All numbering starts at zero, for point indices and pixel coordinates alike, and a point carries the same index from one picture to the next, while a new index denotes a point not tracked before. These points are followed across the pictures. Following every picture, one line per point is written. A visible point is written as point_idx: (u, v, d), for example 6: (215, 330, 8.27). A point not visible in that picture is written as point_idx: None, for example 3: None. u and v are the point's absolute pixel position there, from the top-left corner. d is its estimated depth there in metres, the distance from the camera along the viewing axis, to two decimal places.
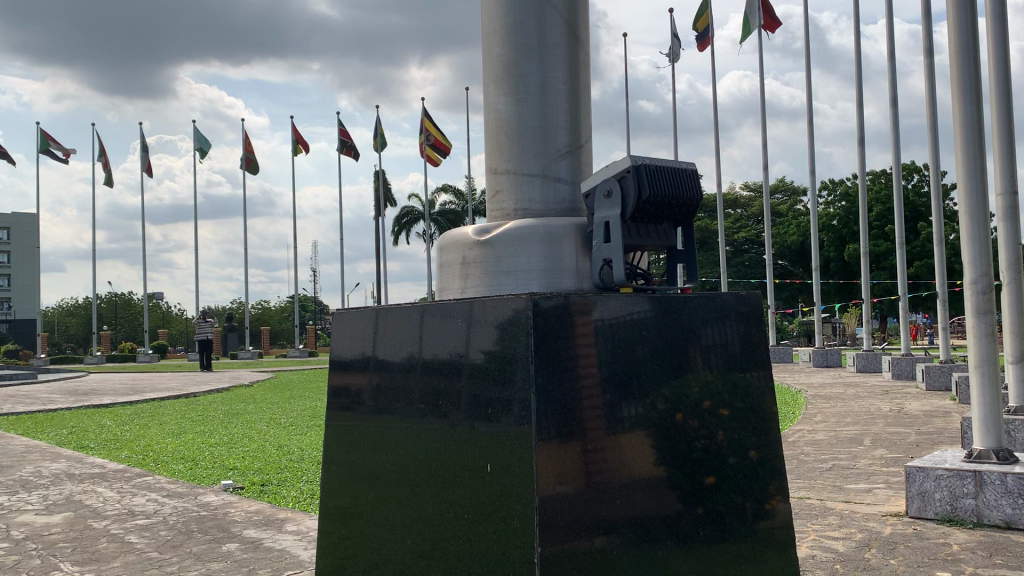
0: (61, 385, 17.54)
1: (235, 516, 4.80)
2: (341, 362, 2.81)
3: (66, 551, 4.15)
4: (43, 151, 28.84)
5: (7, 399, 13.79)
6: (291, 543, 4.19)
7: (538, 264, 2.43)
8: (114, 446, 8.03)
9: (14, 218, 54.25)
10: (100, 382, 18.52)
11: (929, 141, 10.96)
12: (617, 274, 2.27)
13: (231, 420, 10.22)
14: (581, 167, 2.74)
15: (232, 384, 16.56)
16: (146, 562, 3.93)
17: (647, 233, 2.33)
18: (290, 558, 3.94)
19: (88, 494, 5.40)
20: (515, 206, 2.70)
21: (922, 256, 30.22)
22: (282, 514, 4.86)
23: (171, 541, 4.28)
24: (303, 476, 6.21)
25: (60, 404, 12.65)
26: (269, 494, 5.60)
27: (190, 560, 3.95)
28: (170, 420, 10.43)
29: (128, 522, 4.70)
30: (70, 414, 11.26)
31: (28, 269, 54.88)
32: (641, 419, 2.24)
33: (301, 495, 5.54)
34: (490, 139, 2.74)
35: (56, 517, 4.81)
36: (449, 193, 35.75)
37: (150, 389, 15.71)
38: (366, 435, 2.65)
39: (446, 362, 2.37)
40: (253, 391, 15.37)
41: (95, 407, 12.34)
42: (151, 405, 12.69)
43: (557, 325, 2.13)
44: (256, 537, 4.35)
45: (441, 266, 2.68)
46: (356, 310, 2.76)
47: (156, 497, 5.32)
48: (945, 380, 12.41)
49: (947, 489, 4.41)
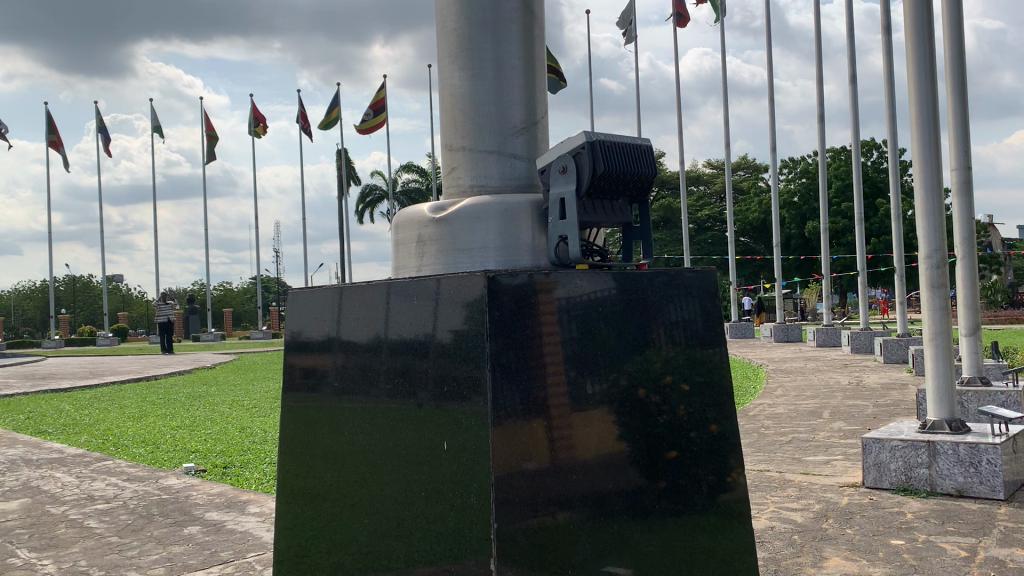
0: (18, 369, 17.22)
1: (197, 499, 4.76)
2: (300, 341, 2.79)
3: (22, 537, 4.08)
4: None
5: None
6: (254, 525, 4.17)
7: (494, 241, 2.42)
8: (73, 431, 7.92)
9: None
10: (59, 367, 18.17)
11: (886, 118, 11.11)
12: (573, 251, 2.26)
13: (193, 403, 10.10)
14: (537, 143, 2.73)
15: (194, 367, 16.42)
16: (106, 547, 3.89)
17: (602, 210, 2.33)
18: (254, 540, 3.92)
19: (46, 480, 5.32)
20: (471, 182, 2.68)
21: (880, 232, 30.83)
22: (245, 496, 4.84)
23: (132, 525, 4.24)
24: (267, 458, 6.16)
25: (17, 389, 12.44)
26: (232, 476, 5.57)
27: (152, 544, 3.91)
28: (130, 403, 10.28)
29: (87, 506, 4.64)
30: (27, 399, 11.08)
31: None
32: (604, 396, 2.25)
33: (264, 476, 5.52)
34: (446, 116, 2.72)
35: (13, 503, 4.74)
36: (412, 172, 35.66)
37: (110, 372, 15.55)
38: (327, 418, 2.62)
39: (411, 342, 2.35)
40: (217, 373, 15.27)
41: (54, 390, 12.19)
42: (111, 388, 12.49)
43: (518, 302, 2.13)
44: (219, 519, 4.32)
45: (398, 244, 2.65)
46: (318, 290, 2.73)
47: (116, 481, 5.26)
48: (901, 353, 12.67)
49: (902, 460, 4.50)
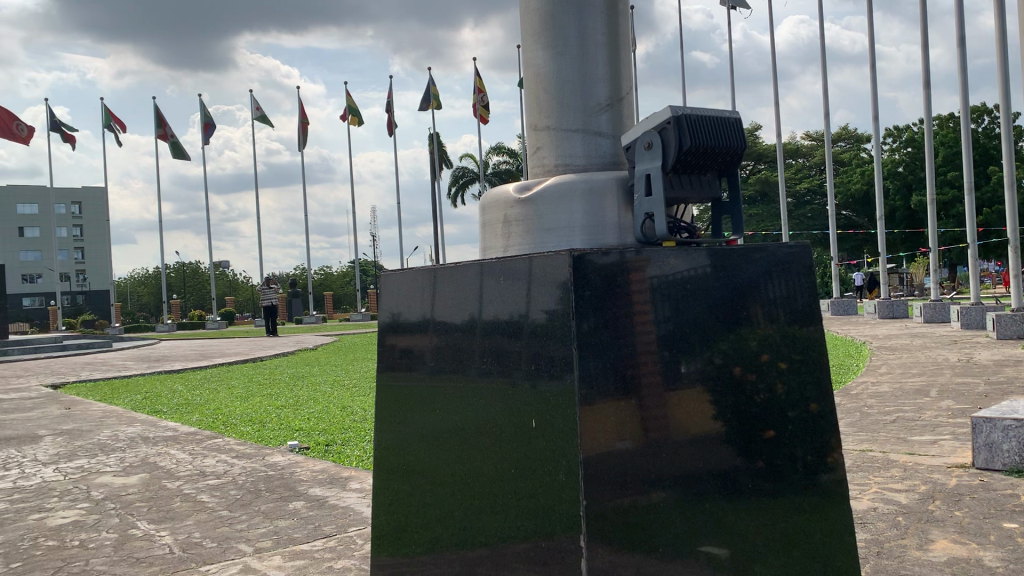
0: (137, 352, 18.18)
1: (301, 475, 4.95)
2: (397, 323, 2.86)
3: (141, 510, 4.33)
4: (107, 126, 29.60)
5: (86, 366, 14.45)
6: (355, 501, 4.31)
7: (580, 220, 2.41)
8: (186, 410, 8.33)
9: (85, 192, 55.83)
10: (174, 349, 19.08)
11: (999, 81, 10.51)
12: (660, 228, 2.23)
13: (296, 383, 10.47)
14: (623, 120, 2.69)
15: (298, 348, 16.99)
16: (217, 520, 4.09)
17: (690, 184, 2.29)
18: (355, 515, 4.06)
19: (162, 456, 5.63)
20: (556, 161, 2.68)
21: (993, 202, 29.33)
22: (346, 472, 4.99)
23: (241, 500, 4.45)
24: (366, 436, 6.34)
25: (135, 370, 13.14)
26: (334, 453, 5.76)
27: (259, 517, 4.10)
28: (238, 383, 10.74)
29: (200, 481, 4.89)
30: (145, 381, 11.70)
31: (100, 242, 56.54)
32: (698, 376, 2.23)
33: (364, 454, 5.68)
34: (530, 96, 2.73)
35: (134, 477, 5.04)
36: (503, 154, 35.78)
37: (219, 354, 16.24)
38: (424, 396, 2.69)
39: (505, 322, 2.37)
40: (318, 354, 15.76)
41: (167, 372, 12.83)
42: (220, 370, 13.04)
43: (608, 282, 2.12)
44: (322, 495, 4.48)
45: (484, 225, 2.68)
46: (411, 270, 2.79)
47: (226, 457, 5.52)
48: (1017, 329, 12.04)
49: (1016, 440, 4.29)
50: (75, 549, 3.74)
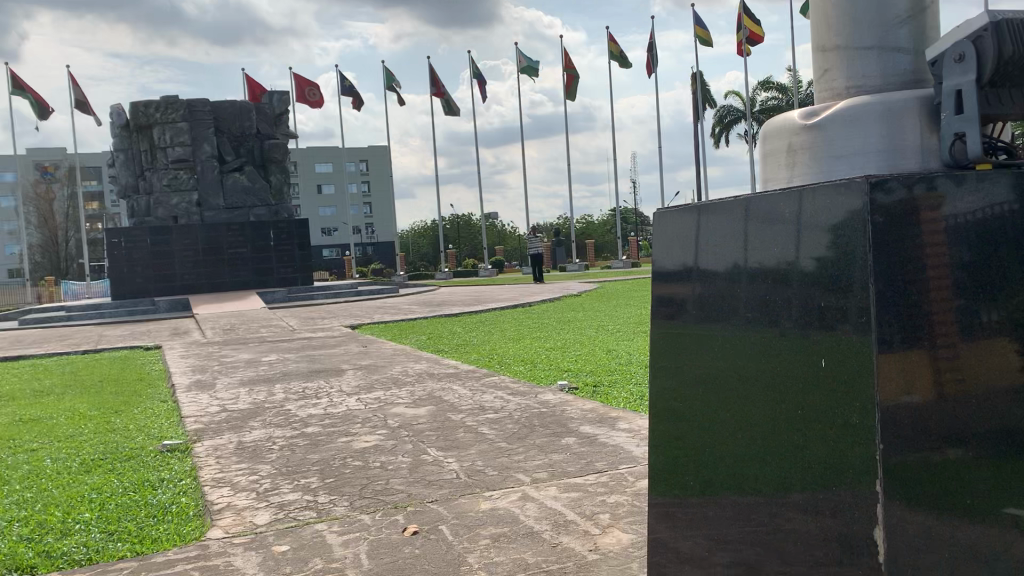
0: (419, 296, 19.65)
1: (572, 413, 5.13)
2: (662, 271, 2.81)
3: (431, 438, 4.72)
4: (389, 87, 31.88)
5: (377, 308, 15.90)
6: (624, 440, 4.39)
7: (876, 144, 2.23)
8: (464, 349, 8.93)
9: (370, 151, 60.77)
10: (451, 294, 20.41)
11: None
12: (973, 149, 1.99)
13: (564, 326, 10.82)
14: (926, 34, 2.44)
15: (565, 293, 17.50)
16: (496, 450, 4.36)
17: (1010, 100, 2.04)
18: (625, 453, 4.14)
19: (445, 390, 6.09)
20: (846, 83, 2.48)
21: None
22: (616, 412, 5.09)
23: (517, 433, 4.70)
24: (633, 378, 6.42)
25: (418, 313, 14.23)
26: (601, 394, 5.90)
27: (534, 450, 4.31)
28: (509, 326, 11.30)
29: (480, 415, 5.22)
30: (427, 323, 12.65)
31: (384, 196, 61.40)
32: (1013, 320, 1.90)
33: (631, 395, 5.76)
34: (818, 16, 2.56)
35: (422, 408, 5.49)
36: (772, 90, 33.98)
37: (492, 299, 17.14)
38: (691, 342, 2.62)
39: (774, 269, 2.22)
40: (584, 299, 16.12)
41: (446, 315, 13.77)
42: (492, 313, 13.77)
43: (896, 219, 1.87)
44: (592, 433, 4.61)
45: (765, 156, 2.55)
46: (675, 213, 2.72)
47: (502, 394, 5.85)
48: None
49: None
50: (377, 469, 4.17)
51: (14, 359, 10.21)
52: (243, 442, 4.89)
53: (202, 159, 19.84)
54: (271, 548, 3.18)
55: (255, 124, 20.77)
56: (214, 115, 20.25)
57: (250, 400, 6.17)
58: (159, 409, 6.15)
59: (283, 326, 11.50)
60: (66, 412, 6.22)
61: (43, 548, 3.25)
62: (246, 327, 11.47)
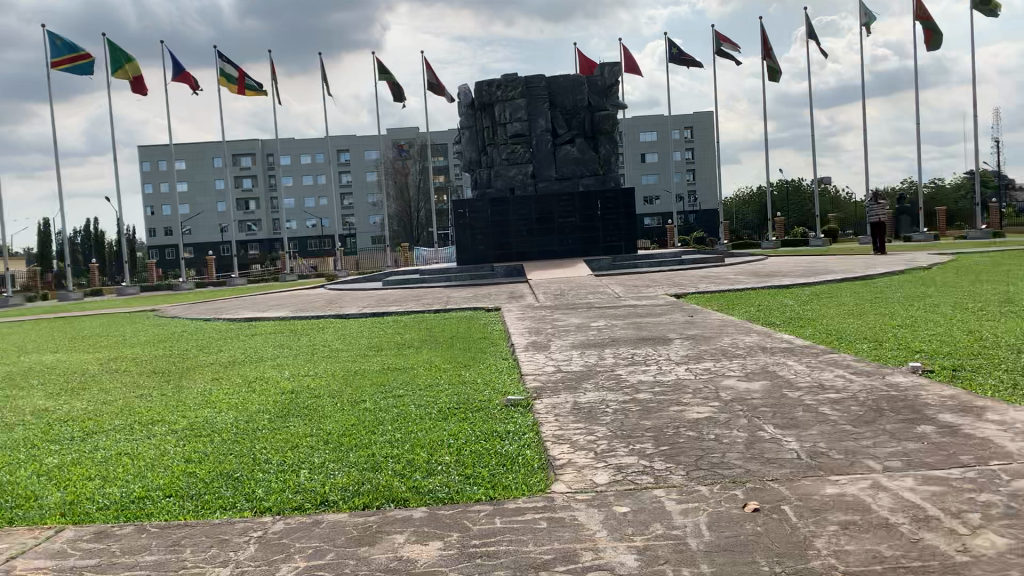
0: (745, 266, 19.16)
1: (928, 398, 4.69)
2: None
3: (767, 414, 4.58)
4: (717, 53, 31.19)
5: (701, 278, 15.70)
6: (995, 433, 3.91)
7: None
8: (798, 323, 8.54)
9: (695, 118, 60.05)
10: (780, 265, 19.64)
11: None
12: None
13: (912, 302, 9.92)
14: None
15: (911, 266, 16.03)
16: (841, 433, 4.11)
17: None
18: (997, 448, 3.69)
19: (781, 366, 5.86)
20: None
21: None
22: (982, 401, 4.56)
23: (864, 416, 4.39)
24: (1002, 364, 5.72)
25: (746, 284, 13.86)
26: (963, 379, 5.32)
27: (886, 436, 4.00)
28: (848, 300, 10.62)
29: (820, 394, 4.96)
30: (757, 293, 12.29)
31: (709, 163, 60.45)
32: None
33: (1001, 383, 5.13)
34: None
35: (756, 383, 5.33)
36: None
37: (826, 271, 16.20)
38: None
39: None
40: (934, 274, 14.60)
41: (776, 285, 13.27)
42: (828, 286, 13.02)
43: None
44: (954, 422, 4.17)
45: None
46: None
47: (844, 373, 5.50)
48: None
49: None
50: (712, 442, 4.13)
51: (380, 315, 11.59)
52: (579, 402, 5.09)
53: (537, 133, 20.90)
54: (612, 507, 3.28)
55: (586, 97, 21.21)
56: (550, 90, 21.13)
57: (583, 363, 6.41)
58: (502, 366, 6.62)
59: (611, 293, 11.81)
60: (423, 364, 6.92)
61: (412, 484, 3.65)
62: (576, 293, 11.94)
